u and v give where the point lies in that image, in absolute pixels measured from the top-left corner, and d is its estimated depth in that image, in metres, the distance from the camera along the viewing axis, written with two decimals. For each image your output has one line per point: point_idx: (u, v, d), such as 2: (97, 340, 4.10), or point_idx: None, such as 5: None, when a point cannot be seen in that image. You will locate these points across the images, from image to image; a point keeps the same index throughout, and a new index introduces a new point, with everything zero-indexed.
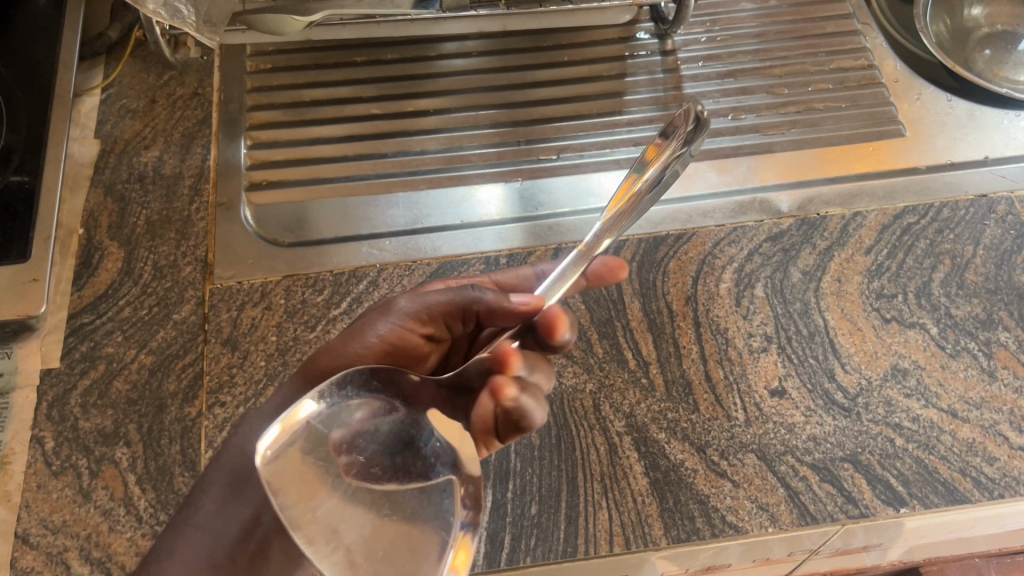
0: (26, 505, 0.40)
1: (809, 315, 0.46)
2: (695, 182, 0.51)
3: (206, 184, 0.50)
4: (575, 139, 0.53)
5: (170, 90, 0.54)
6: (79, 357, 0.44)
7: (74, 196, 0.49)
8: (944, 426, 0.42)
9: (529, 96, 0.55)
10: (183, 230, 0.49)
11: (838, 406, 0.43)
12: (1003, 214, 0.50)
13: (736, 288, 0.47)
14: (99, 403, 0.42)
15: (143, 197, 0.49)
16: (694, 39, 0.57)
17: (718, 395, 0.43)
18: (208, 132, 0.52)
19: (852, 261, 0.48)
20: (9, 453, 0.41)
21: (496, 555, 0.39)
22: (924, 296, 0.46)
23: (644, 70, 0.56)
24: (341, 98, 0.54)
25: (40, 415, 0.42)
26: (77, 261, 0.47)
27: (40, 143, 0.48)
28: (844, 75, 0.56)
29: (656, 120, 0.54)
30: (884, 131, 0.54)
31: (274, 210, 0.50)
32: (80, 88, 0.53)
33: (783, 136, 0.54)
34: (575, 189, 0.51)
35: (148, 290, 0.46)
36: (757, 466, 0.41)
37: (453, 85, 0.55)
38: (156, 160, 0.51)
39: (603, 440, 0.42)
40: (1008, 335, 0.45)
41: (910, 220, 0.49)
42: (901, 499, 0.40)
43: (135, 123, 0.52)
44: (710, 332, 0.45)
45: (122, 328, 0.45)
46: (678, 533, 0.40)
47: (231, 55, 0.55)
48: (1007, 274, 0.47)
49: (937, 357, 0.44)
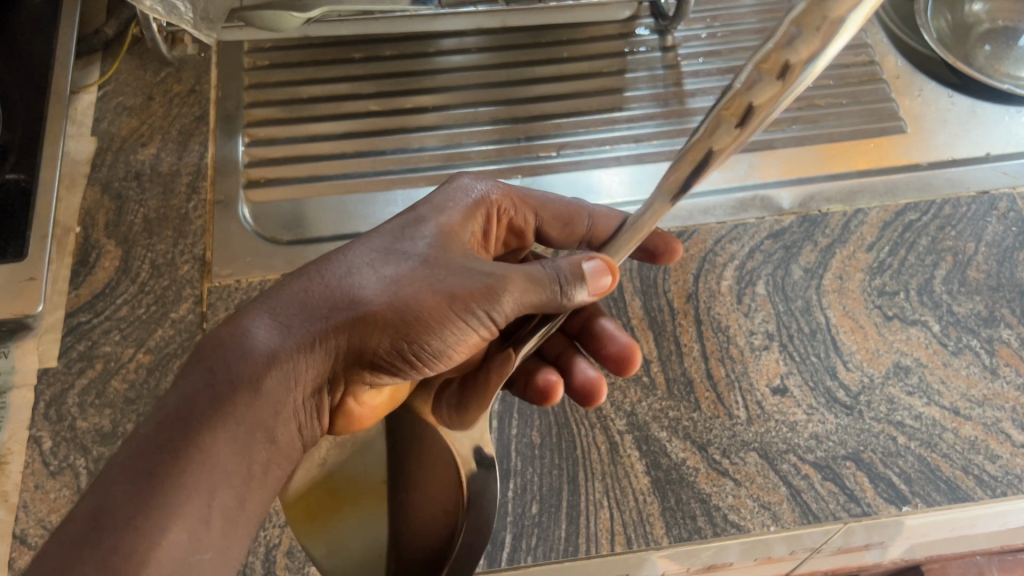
0: (23, 506, 0.39)
1: (810, 313, 0.46)
2: (695, 180, 0.51)
3: (203, 181, 0.50)
4: (575, 135, 0.53)
5: (167, 87, 0.53)
6: (76, 357, 0.43)
7: (71, 193, 0.49)
8: (946, 424, 0.42)
9: (528, 93, 0.55)
10: (180, 228, 0.48)
11: (840, 405, 0.43)
12: (1005, 211, 0.49)
13: (738, 285, 0.47)
14: (97, 402, 0.42)
15: (141, 194, 0.49)
16: (695, 35, 0.57)
17: (719, 393, 0.43)
18: (205, 129, 0.52)
19: (853, 258, 0.48)
20: (5, 453, 0.40)
21: (497, 554, 0.39)
22: (926, 293, 0.46)
23: (643, 67, 0.56)
24: (339, 95, 0.54)
25: (37, 415, 0.42)
26: (74, 260, 0.47)
27: (36, 140, 0.48)
28: (844, 72, 0.56)
29: (656, 117, 0.54)
30: (885, 128, 0.53)
31: (272, 208, 0.50)
32: (77, 85, 0.53)
33: (784, 133, 0.53)
34: (574, 187, 0.51)
35: (145, 288, 0.46)
36: (758, 465, 0.41)
37: (452, 81, 0.55)
38: (153, 157, 0.51)
39: (604, 439, 0.42)
40: (1010, 332, 0.45)
41: (911, 217, 0.49)
42: (903, 497, 0.40)
43: (132, 120, 0.52)
44: (711, 330, 0.45)
45: (119, 327, 0.44)
46: (680, 533, 0.39)
47: (229, 52, 0.55)
48: (1009, 271, 0.47)
49: (938, 355, 0.44)
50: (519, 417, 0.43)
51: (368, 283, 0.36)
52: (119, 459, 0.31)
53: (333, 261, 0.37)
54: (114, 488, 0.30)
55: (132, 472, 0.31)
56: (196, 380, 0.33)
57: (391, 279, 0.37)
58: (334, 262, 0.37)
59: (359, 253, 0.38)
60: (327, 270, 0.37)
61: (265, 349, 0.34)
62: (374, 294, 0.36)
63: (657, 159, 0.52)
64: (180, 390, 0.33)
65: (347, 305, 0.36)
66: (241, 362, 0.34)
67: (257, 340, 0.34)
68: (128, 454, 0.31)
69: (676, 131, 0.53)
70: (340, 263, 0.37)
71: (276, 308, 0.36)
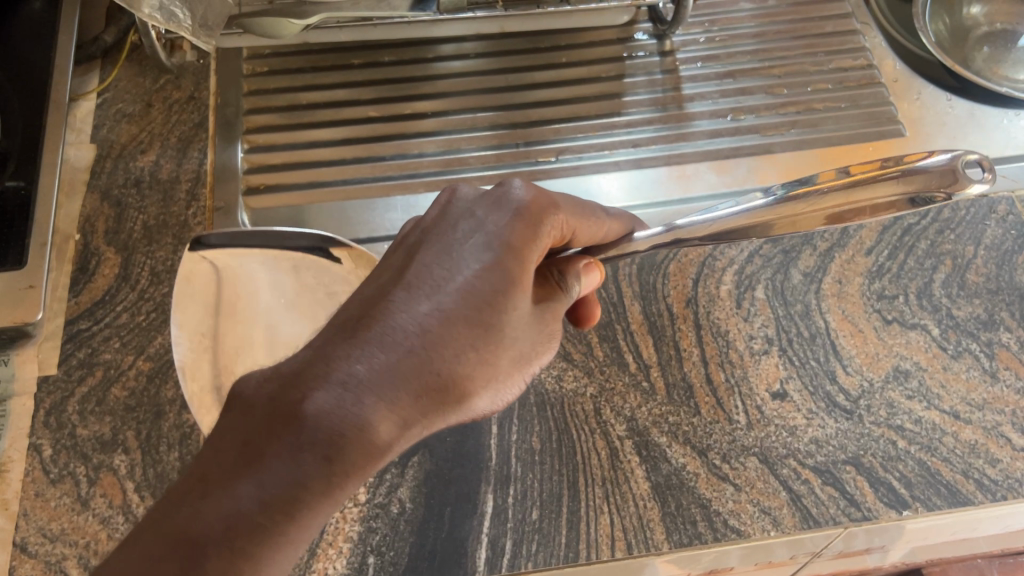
0: (23, 514, 0.39)
1: (810, 317, 0.46)
2: (694, 184, 0.52)
3: (203, 188, 0.50)
4: (574, 140, 0.53)
5: (166, 94, 0.53)
6: (77, 364, 0.43)
7: (71, 201, 0.49)
8: (946, 428, 0.42)
9: (527, 98, 0.55)
10: (180, 234, 0.48)
11: (840, 409, 0.43)
12: (1004, 214, 0.49)
13: (737, 290, 0.47)
14: (97, 410, 0.42)
15: (141, 201, 0.49)
16: (693, 40, 0.57)
17: (719, 398, 0.43)
18: (205, 135, 0.52)
19: (853, 262, 0.48)
20: (6, 461, 0.41)
21: (497, 561, 0.39)
22: (925, 297, 0.46)
23: (642, 71, 0.56)
24: (338, 101, 0.54)
25: (38, 423, 0.42)
26: (74, 267, 0.47)
27: (36, 148, 0.48)
28: (843, 75, 0.56)
29: (655, 121, 0.54)
30: (884, 131, 0.53)
31: (271, 215, 0.50)
32: (76, 93, 0.53)
33: (782, 136, 0.53)
34: (574, 191, 0.51)
35: (145, 295, 0.46)
36: (759, 469, 0.41)
37: (450, 87, 0.55)
38: (153, 164, 0.51)
39: (604, 444, 0.42)
40: (1010, 335, 0.45)
41: (911, 220, 0.49)
42: (904, 502, 0.40)
43: (131, 127, 0.52)
44: (711, 334, 0.45)
45: (119, 335, 0.44)
46: (680, 538, 0.39)
47: (228, 58, 0.55)
48: (1008, 274, 0.47)
49: (938, 359, 0.44)
50: (518, 422, 0.42)
51: (487, 364, 0.32)
52: (199, 527, 0.25)
53: (458, 316, 0.31)
54: (194, 568, 0.24)
55: (226, 556, 0.24)
56: (291, 455, 0.26)
57: (502, 360, 0.33)
58: (457, 319, 0.31)
59: (481, 311, 0.31)
60: (451, 331, 0.31)
61: (375, 435, 0.27)
62: (486, 380, 0.32)
63: (656, 164, 0.52)
64: (275, 462, 0.26)
65: (464, 387, 0.31)
66: (360, 453, 0.27)
67: (376, 426, 0.28)
68: (214, 529, 0.25)
69: (675, 136, 0.53)
70: (468, 327, 0.31)
71: (385, 384, 0.28)
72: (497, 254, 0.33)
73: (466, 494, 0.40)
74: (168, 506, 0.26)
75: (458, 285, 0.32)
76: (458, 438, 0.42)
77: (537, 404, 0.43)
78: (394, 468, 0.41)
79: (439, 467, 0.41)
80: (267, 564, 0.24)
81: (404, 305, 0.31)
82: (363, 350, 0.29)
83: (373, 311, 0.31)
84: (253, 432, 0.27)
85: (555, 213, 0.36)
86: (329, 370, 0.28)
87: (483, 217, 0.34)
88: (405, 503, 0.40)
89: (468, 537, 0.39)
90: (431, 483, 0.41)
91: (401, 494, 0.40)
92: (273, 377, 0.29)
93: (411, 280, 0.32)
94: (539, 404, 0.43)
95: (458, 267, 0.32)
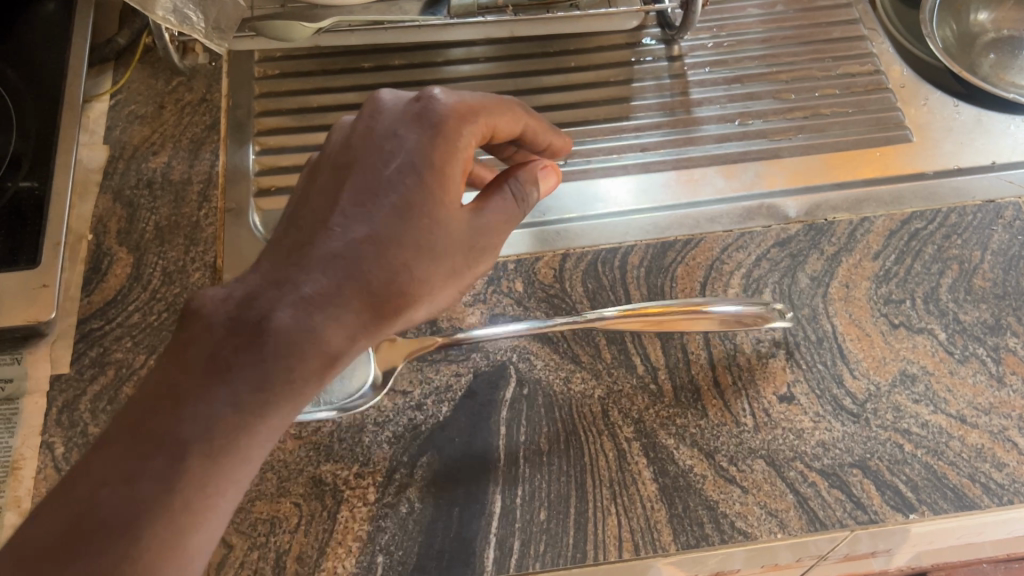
0: (36, 511, 0.40)
1: (817, 321, 0.46)
2: (701, 188, 0.52)
3: (214, 190, 0.50)
4: (582, 144, 0.54)
5: (178, 96, 0.54)
6: (88, 363, 0.44)
7: (83, 202, 0.49)
8: (953, 432, 0.42)
9: (536, 102, 0.55)
10: (191, 235, 0.48)
11: (847, 412, 0.43)
12: (1011, 220, 0.49)
13: (744, 294, 0.47)
14: (109, 408, 0.42)
15: (153, 202, 0.50)
16: (700, 45, 0.58)
17: (726, 401, 0.43)
18: (216, 137, 0.52)
19: (859, 266, 0.48)
20: (18, 459, 0.41)
21: (505, 561, 0.39)
22: (932, 301, 0.46)
23: (651, 76, 0.56)
24: (347, 104, 0.55)
25: (50, 421, 0.42)
26: (86, 267, 0.47)
27: (49, 149, 0.48)
28: (850, 81, 0.56)
29: (663, 126, 0.54)
30: (891, 137, 0.54)
31: (282, 216, 0.50)
32: (89, 94, 0.53)
33: (790, 141, 0.54)
34: (580, 195, 0.51)
35: (156, 295, 0.46)
36: (765, 472, 0.41)
37: (459, 91, 0.55)
38: (164, 165, 0.51)
39: (612, 446, 0.42)
40: (1016, 340, 0.45)
41: (917, 225, 0.49)
42: (910, 505, 0.40)
43: (143, 129, 0.52)
44: (719, 337, 0.45)
45: (131, 334, 0.45)
46: (687, 539, 0.40)
47: (239, 61, 0.56)
48: (1015, 279, 0.47)
49: (945, 363, 0.44)
50: (526, 423, 0.42)
51: (426, 279, 0.34)
52: (183, 431, 0.29)
53: (389, 239, 0.33)
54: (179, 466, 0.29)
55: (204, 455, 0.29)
56: (251, 371, 0.30)
57: (442, 271, 0.35)
58: (393, 241, 0.34)
59: (412, 237, 0.34)
60: (388, 255, 0.33)
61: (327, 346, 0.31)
62: (427, 292, 0.35)
63: (664, 168, 0.53)
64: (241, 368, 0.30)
65: (406, 297, 0.34)
66: (312, 363, 0.31)
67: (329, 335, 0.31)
68: (198, 434, 0.29)
69: (683, 140, 0.54)
70: (427, 246, 0.34)
71: (335, 300, 0.32)
72: (422, 177, 0.35)
73: (475, 494, 0.40)
74: (141, 417, 0.30)
75: (394, 209, 0.34)
76: (466, 439, 0.42)
77: (544, 405, 0.43)
78: (403, 468, 0.41)
79: (448, 467, 0.41)
80: (238, 458, 0.30)
81: (340, 233, 0.34)
82: (309, 277, 0.32)
83: (314, 237, 0.34)
84: (216, 349, 0.31)
85: (476, 120, 0.37)
86: (280, 279, 0.32)
87: (407, 134, 0.36)
88: (414, 503, 0.40)
89: (476, 537, 0.40)
90: (440, 482, 0.41)
91: (410, 494, 0.40)
92: (233, 300, 0.32)
93: (357, 213, 0.34)
94: (547, 405, 0.43)
95: (384, 196, 0.34)
